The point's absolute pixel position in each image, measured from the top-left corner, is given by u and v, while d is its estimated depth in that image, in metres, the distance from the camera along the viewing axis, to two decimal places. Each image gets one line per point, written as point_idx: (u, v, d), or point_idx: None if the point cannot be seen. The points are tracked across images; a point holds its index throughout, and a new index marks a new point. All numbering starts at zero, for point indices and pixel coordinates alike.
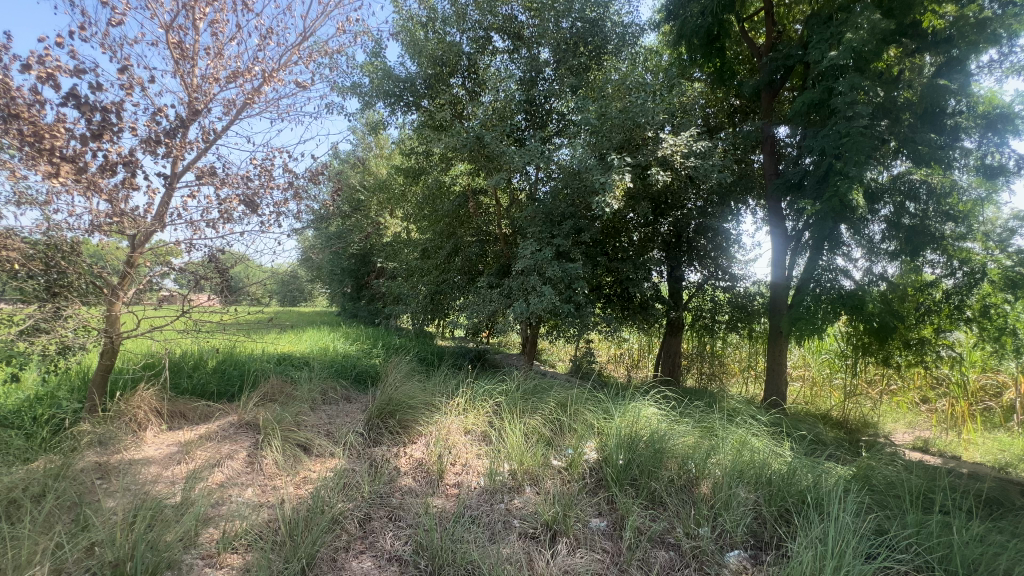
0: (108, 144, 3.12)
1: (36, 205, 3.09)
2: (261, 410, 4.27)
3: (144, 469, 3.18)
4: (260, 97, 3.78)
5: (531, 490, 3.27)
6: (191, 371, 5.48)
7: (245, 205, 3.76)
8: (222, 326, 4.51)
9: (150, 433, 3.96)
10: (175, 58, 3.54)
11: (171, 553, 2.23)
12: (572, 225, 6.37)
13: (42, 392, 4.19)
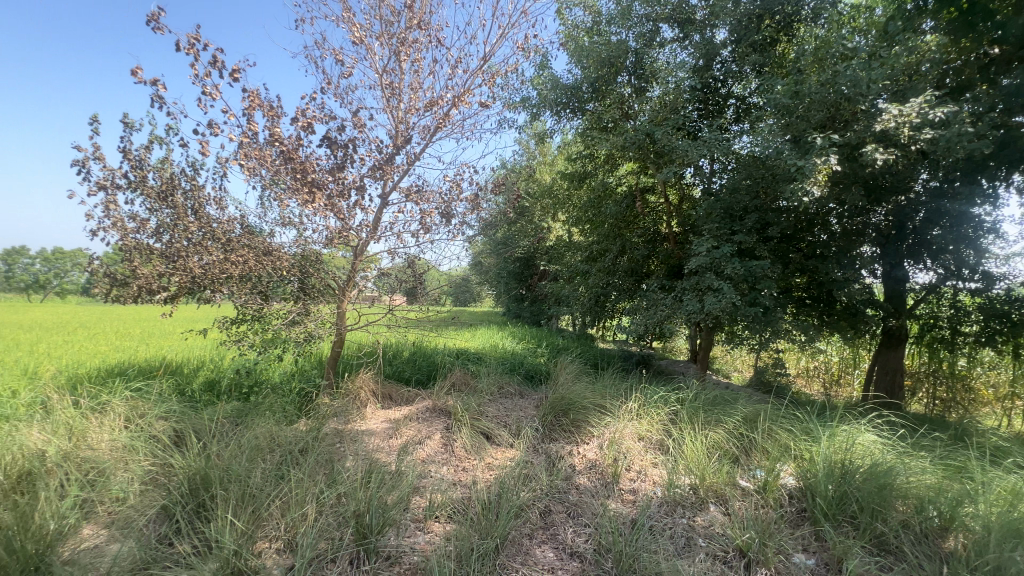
0: (345, 174, 3.89)
1: (294, 226, 4.01)
2: (450, 398, 4.82)
3: (369, 438, 3.87)
4: (450, 120, 4.29)
5: (717, 510, 3.01)
6: (394, 360, 6.47)
7: (440, 217, 4.31)
8: (419, 322, 5.23)
9: (369, 409, 4.82)
10: (386, 97, 4.24)
11: (394, 513, 2.65)
12: (756, 219, 5.72)
13: (298, 370, 5.42)
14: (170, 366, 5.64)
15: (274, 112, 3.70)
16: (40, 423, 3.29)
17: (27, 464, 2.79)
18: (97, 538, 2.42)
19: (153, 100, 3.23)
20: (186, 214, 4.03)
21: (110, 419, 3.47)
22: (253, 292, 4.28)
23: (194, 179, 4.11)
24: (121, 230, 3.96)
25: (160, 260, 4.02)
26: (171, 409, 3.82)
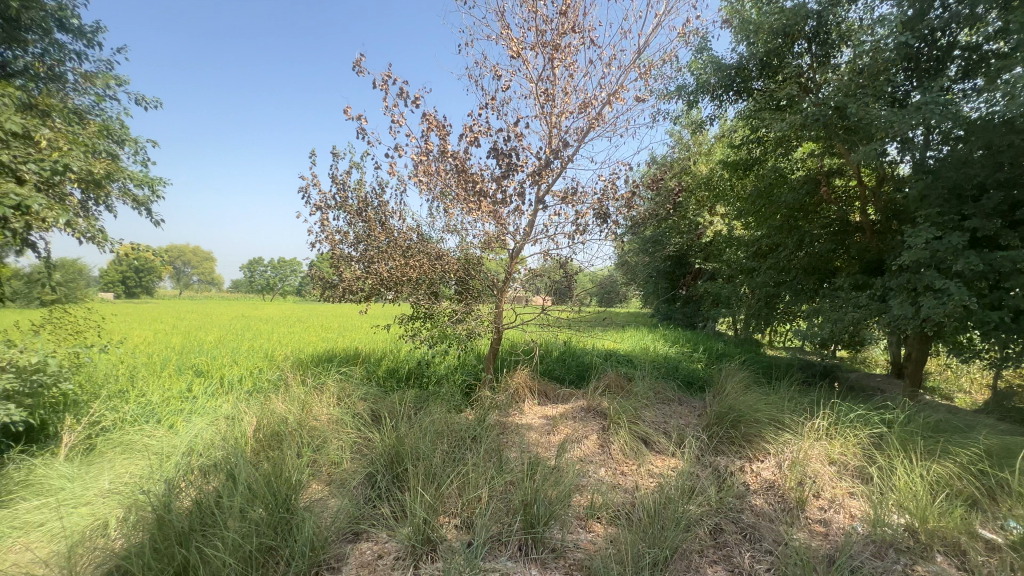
0: (506, 182, 4.14)
1: (458, 232, 4.40)
2: (605, 400, 4.78)
3: (528, 432, 4.05)
4: (604, 119, 4.26)
5: (948, 561, 2.43)
6: (547, 358, 6.67)
7: (596, 217, 4.30)
8: (572, 323, 5.29)
9: (527, 404, 5.04)
10: (541, 104, 4.39)
11: (558, 508, 2.73)
12: (1000, 199, 4.48)
13: (462, 363, 5.93)
14: (364, 355, 6.69)
15: (446, 131, 4.13)
16: (282, 395, 4.20)
17: (276, 426, 3.58)
18: (324, 493, 3.00)
19: (357, 132, 3.87)
20: (376, 226, 4.75)
21: (327, 396, 4.25)
22: (427, 293, 4.83)
23: (382, 196, 4.81)
24: (331, 242, 4.83)
25: (359, 265, 4.79)
26: (368, 391, 4.53)
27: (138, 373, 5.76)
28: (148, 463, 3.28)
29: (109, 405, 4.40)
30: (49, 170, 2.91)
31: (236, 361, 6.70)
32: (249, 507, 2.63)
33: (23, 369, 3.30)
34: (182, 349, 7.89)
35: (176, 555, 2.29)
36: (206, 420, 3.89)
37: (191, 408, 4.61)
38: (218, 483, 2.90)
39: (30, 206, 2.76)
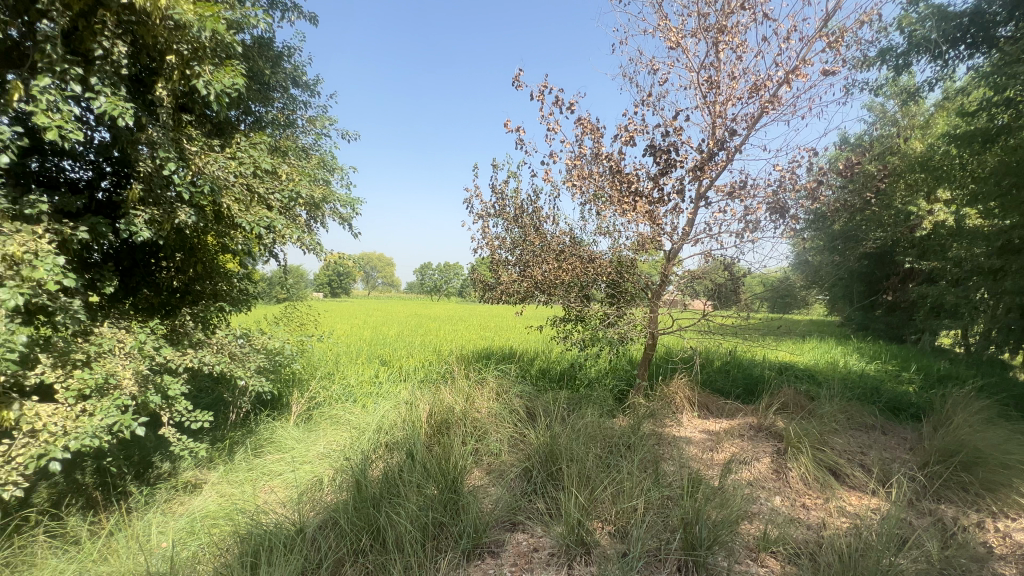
0: (664, 180, 3.95)
1: (610, 234, 4.34)
2: (780, 419, 4.20)
3: (687, 447, 3.78)
4: (781, 101, 3.75)
5: None
6: (707, 368, 6.14)
7: (771, 212, 3.82)
8: (739, 331, 4.78)
9: (684, 416, 4.72)
10: (703, 94, 4.08)
11: (723, 533, 2.49)
12: None
13: (613, 368, 5.83)
14: (519, 354, 7.04)
15: (600, 133, 4.12)
16: (450, 387, 4.66)
17: (445, 414, 3.99)
18: (485, 482, 3.25)
19: (516, 143, 4.12)
20: (532, 231, 4.96)
21: (488, 390, 4.59)
22: (580, 296, 4.87)
23: (537, 202, 5.02)
24: (491, 248, 5.21)
25: (515, 269, 5.07)
26: (523, 389, 4.75)
27: (342, 360, 6.99)
28: (350, 434, 3.97)
29: (323, 384, 5.44)
30: (288, 197, 3.74)
31: (412, 354, 7.66)
32: (425, 484, 2.98)
33: (270, 352, 4.28)
34: (372, 341, 9.32)
35: (370, 515, 2.72)
36: (391, 403, 4.54)
37: (379, 392, 5.43)
38: (400, 459, 3.35)
39: (276, 227, 3.58)
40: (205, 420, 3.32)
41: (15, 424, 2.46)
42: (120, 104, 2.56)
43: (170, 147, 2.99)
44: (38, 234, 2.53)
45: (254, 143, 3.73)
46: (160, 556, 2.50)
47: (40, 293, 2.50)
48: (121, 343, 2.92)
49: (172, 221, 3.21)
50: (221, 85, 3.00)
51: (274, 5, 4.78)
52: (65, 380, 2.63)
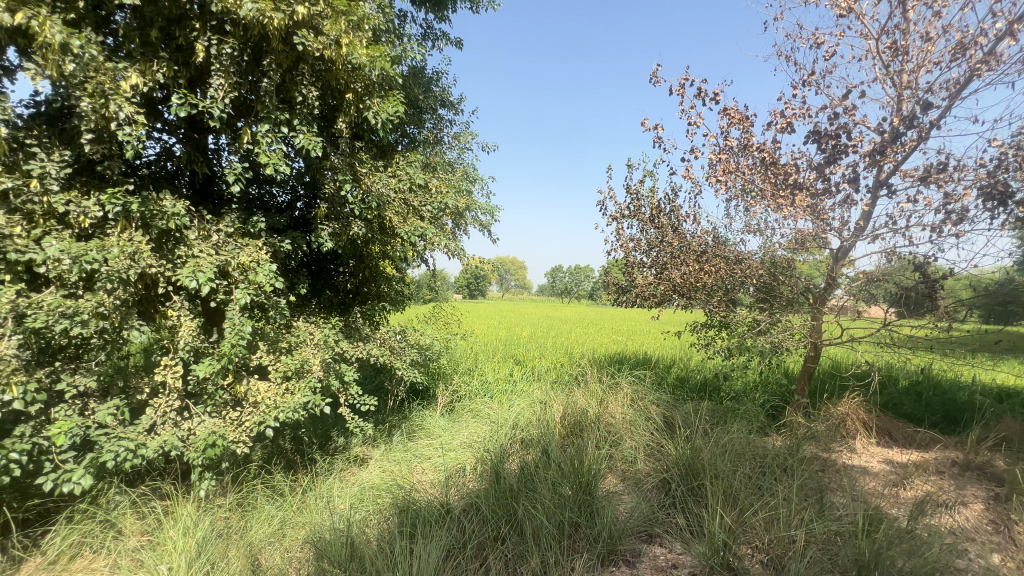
0: (832, 169, 3.46)
1: (759, 232, 3.94)
2: (999, 458, 3.35)
3: (863, 478, 3.24)
4: (1000, 60, 3.02)
5: None
6: (890, 388, 5.17)
7: (985, 199, 3.09)
8: (937, 345, 3.94)
9: (858, 442, 4.05)
10: (884, 64, 3.48)
11: None
12: None
13: (765, 381, 5.25)
14: (655, 360, 6.74)
15: (750, 122, 3.80)
16: (583, 389, 4.68)
17: (578, 416, 4.02)
18: (619, 489, 3.19)
19: (655, 141, 4.07)
20: (670, 231, 4.73)
21: (622, 395, 4.49)
22: (724, 301, 4.50)
23: (675, 201, 4.79)
24: (625, 250, 5.10)
25: (651, 272, 4.88)
26: (660, 397, 4.55)
27: (480, 357, 7.48)
28: (489, 427, 4.23)
29: (464, 379, 5.88)
30: (437, 209, 4.14)
31: (545, 355, 7.85)
32: (560, 483, 3.04)
33: (421, 347, 4.79)
34: (507, 341, 9.78)
35: (509, 505, 2.88)
36: (526, 401, 4.72)
37: (514, 390, 5.68)
38: (535, 456, 3.47)
39: (428, 235, 3.99)
40: (370, 403, 3.86)
41: (244, 395, 3.15)
42: (314, 139, 3.12)
43: (348, 171, 3.54)
44: (259, 247, 3.21)
45: (410, 161, 4.22)
46: (339, 515, 2.96)
47: (260, 293, 3.17)
48: (313, 335, 3.52)
49: (348, 233, 3.79)
50: (387, 114, 3.45)
51: (426, 36, 5.35)
52: (275, 363, 3.29)
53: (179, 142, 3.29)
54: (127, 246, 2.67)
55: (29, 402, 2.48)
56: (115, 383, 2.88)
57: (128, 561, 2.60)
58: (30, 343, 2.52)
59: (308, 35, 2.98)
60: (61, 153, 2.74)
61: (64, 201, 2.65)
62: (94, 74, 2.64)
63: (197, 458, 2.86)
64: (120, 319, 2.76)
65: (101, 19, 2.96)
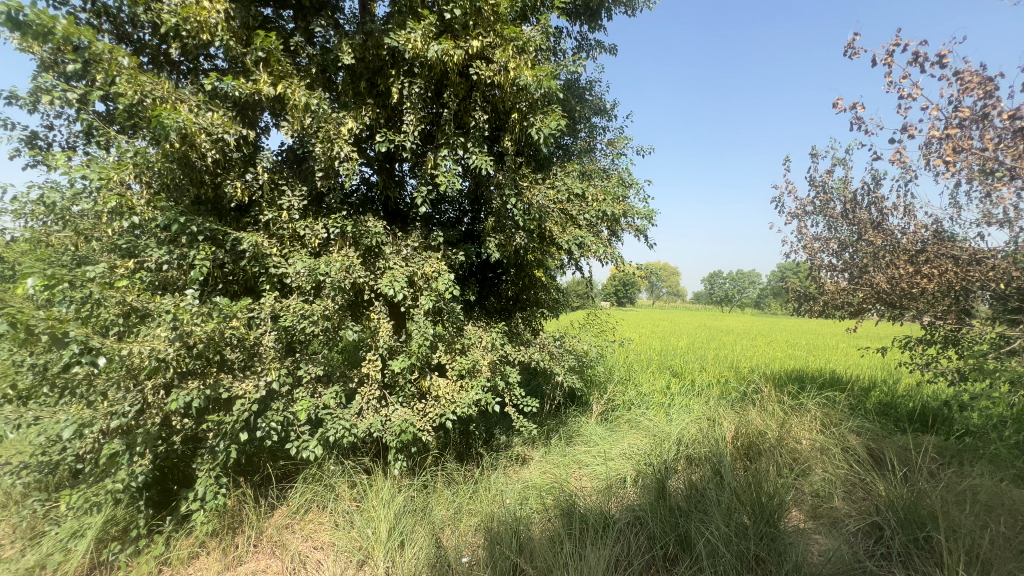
0: None
1: (1008, 224, 3.07)
2: None
3: None
4: None
5: None
6: None
7: None
8: None
9: None
10: None
11: None
12: None
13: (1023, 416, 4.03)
14: (850, 381, 5.70)
15: (993, 85, 3.00)
16: (759, 409, 4.19)
17: (754, 438, 3.62)
18: (810, 526, 2.80)
19: (852, 122, 3.48)
20: (870, 227, 3.99)
21: (809, 420, 3.90)
22: (955, 311, 3.61)
23: (877, 192, 4.01)
24: (809, 251, 4.45)
25: (845, 276, 4.17)
26: (862, 425, 3.83)
27: (635, 367, 7.24)
28: (651, 440, 4.06)
29: (620, 388, 5.76)
30: (594, 216, 4.16)
31: (709, 368, 7.23)
32: (734, 508, 2.80)
33: (578, 354, 4.84)
34: (664, 351, 9.28)
35: (677, 523, 2.75)
36: (692, 417, 4.41)
37: (674, 403, 5.37)
38: (703, 475, 3.24)
39: (586, 243, 4.07)
40: (533, 405, 4.04)
41: (427, 389, 3.59)
42: (485, 159, 3.43)
43: (513, 186, 3.80)
44: (439, 259, 3.63)
45: (568, 172, 4.33)
46: (506, 508, 3.16)
47: (440, 300, 3.57)
48: (482, 338, 3.83)
49: (512, 244, 4.04)
50: (549, 128, 3.61)
51: (580, 48, 5.45)
52: (452, 362, 3.67)
53: (375, 172, 3.91)
54: (344, 261, 3.27)
55: (282, 383, 3.21)
56: (335, 372, 3.54)
57: (343, 520, 3.16)
58: (282, 338, 3.25)
59: (481, 65, 3.35)
60: (300, 189, 3.49)
61: (303, 227, 3.36)
62: (323, 124, 3.32)
63: (392, 440, 3.34)
64: (338, 321, 3.38)
65: (326, 79, 3.73)
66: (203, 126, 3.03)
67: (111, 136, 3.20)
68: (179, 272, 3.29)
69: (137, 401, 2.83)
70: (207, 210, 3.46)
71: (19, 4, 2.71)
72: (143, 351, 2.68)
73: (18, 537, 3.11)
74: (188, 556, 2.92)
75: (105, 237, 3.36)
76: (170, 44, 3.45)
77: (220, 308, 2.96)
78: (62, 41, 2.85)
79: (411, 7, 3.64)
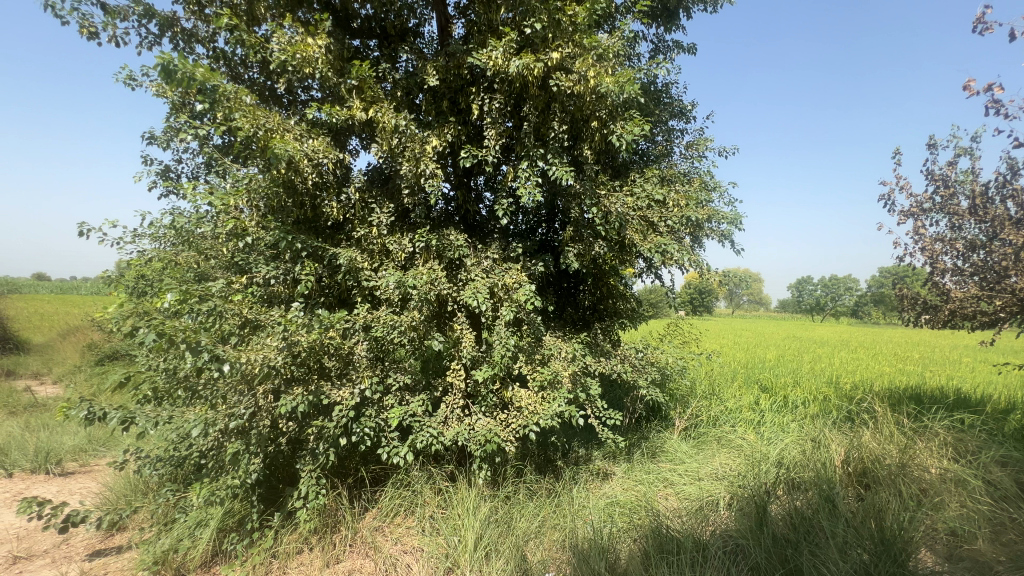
0: None
1: None
2: None
3: None
4: None
5: None
6: None
7: None
8: None
9: None
10: None
11: None
12: None
13: None
14: (983, 402, 4.96)
15: None
16: (873, 431, 3.76)
17: (869, 464, 3.25)
18: (947, 568, 2.46)
19: (988, 106, 3.08)
20: (1008, 224, 3.46)
21: (938, 446, 3.44)
22: None
23: (1015, 184, 3.48)
24: (929, 253, 3.95)
25: (977, 280, 3.64)
26: (1007, 454, 3.30)
27: (720, 381, 6.81)
28: (745, 460, 3.78)
29: (705, 403, 5.43)
30: (677, 222, 3.97)
31: (805, 383, 6.64)
32: (853, 544, 2.54)
33: (660, 366, 4.64)
34: (750, 364, 8.67)
35: (787, 555, 2.53)
36: (791, 437, 4.05)
37: (768, 420, 4.96)
38: (810, 502, 2.97)
39: (670, 250, 3.80)
40: (615, 418, 3.87)
41: (509, 400, 3.64)
42: (565, 169, 3.42)
43: (592, 194, 3.75)
44: (519, 270, 3.66)
45: (648, 178, 4.22)
46: (590, 525, 3.08)
47: (520, 311, 3.59)
48: (562, 349, 3.80)
49: (591, 253, 3.99)
50: (630, 134, 3.53)
51: (657, 50, 5.31)
52: (533, 373, 3.67)
53: (454, 187, 4.04)
54: (430, 273, 3.39)
55: (373, 391, 3.38)
56: (420, 381, 3.67)
57: (430, 525, 3.25)
58: (373, 347, 3.44)
59: (561, 76, 3.38)
60: (388, 207, 3.69)
61: (391, 242, 3.54)
62: (410, 144, 3.51)
63: (476, 450, 3.39)
64: (424, 332, 3.50)
65: (410, 102, 3.94)
66: (307, 152, 3.31)
67: (230, 166, 3.59)
68: (284, 287, 3.60)
69: (251, 404, 3.12)
70: (306, 229, 3.76)
71: (168, 56, 3.16)
72: (257, 359, 2.95)
73: (155, 522, 3.53)
74: (293, 550, 3.14)
75: (223, 256, 3.76)
76: (277, 79, 3.82)
77: (321, 319, 3.18)
78: (196, 85, 3.27)
79: (490, 25, 3.76)
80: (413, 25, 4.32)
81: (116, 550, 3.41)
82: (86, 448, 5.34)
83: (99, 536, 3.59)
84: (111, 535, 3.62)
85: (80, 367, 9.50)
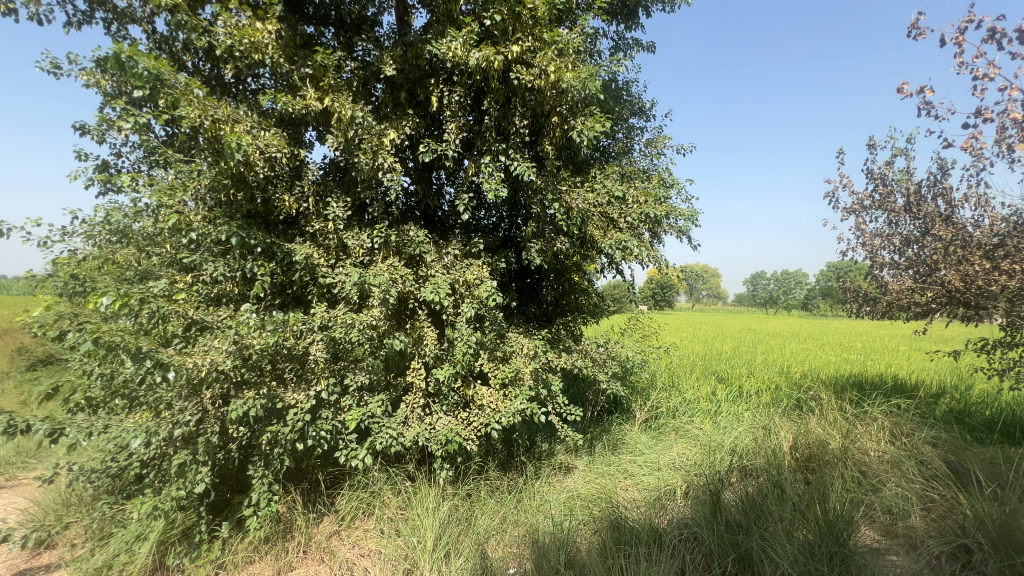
0: None
1: None
2: None
3: None
4: None
5: None
6: None
7: None
8: None
9: None
10: None
11: None
12: None
13: None
14: (917, 387, 5.30)
15: None
16: (818, 417, 3.95)
17: (815, 449, 3.41)
18: (884, 545, 2.61)
19: (920, 108, 3.27)
20: (938, 221, 3.70)
21: (876, 430, 3.66)
22: None
23: (944, 183, 3.71)
24: (869, 248, 4.17)
25: (912, 273, 3.87)
26: (937, 435, 3.53)
27: (679, 373, 7.00)
28: (701, 449, 3.90)
29: (665, 395, 5.55)
30: (637, 218, 4.00)
31: (758, 373, 6.90)
32: (799, 528, 2.66)
33: (621, 360, 4.73)
34: (707, 356, 8.96)
35: (738, 540, 2.61)
36: (744, 426, 4.20)
37: (722, 409, 5.14)
38: (761, 488, 3.08)
39: (630, 246, 3.84)
40: (576, 413, 3.88)
41: (471, 398, 3.61)
42: (526, 164, 3.40)
43: (553, 189, 3.75)
44: (480, 266, 3.63)
45: (608, 174, 4.24)
46: (551, 519, 3.10)
47: (482, 307, 3.55)
48: (524, 346, 3.78)
49: (553, 249, 3.99)
50: (591, 130, 3.54)
51: (618, 48, 5.37)
52: (494, 370, 3.63)
53: (414, 181, 3.96)
54: (390, 270, 3.30)
55: (330, 392, 3.27)
56: (379, 382, 3.57)
57: (389, 526, 3.19)
58: (330, 348, 3.31)
59: (521, 70, 3.36)
60: (343, 201, 3.56)
61: (347, 237, 3.42)
62: (367, 136, 3.39)
63: (438, 449, 3.35)
64: (385, 331, 3.40)
65: (367, 92, 3.81)
66: (259, 146, 3.14)
67: (172, 157, 3.38)
68: (234, 286, 3.41)
69: (197, 411, 2.95)
70: (258, 224, 3.60)
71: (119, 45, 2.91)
72: (204, 363, 2.80)
73: (88, 537, 3.31)
74: (242, 560, 3.01)
75: (165, 253, 3.55)
76: (224, 67, 3.63)
77: (274, 320, 3.05)
78: (136, 75, 3.01)
79: (449, 16, 3.68)
80: (371, 14, 4.19)
81: (44, 568, 3.17)
82: (13, 461, 4.97)
83: (24, 556, 3.32)
84: (38, 554, 3.35)
85: (7, 374, 8.80)
